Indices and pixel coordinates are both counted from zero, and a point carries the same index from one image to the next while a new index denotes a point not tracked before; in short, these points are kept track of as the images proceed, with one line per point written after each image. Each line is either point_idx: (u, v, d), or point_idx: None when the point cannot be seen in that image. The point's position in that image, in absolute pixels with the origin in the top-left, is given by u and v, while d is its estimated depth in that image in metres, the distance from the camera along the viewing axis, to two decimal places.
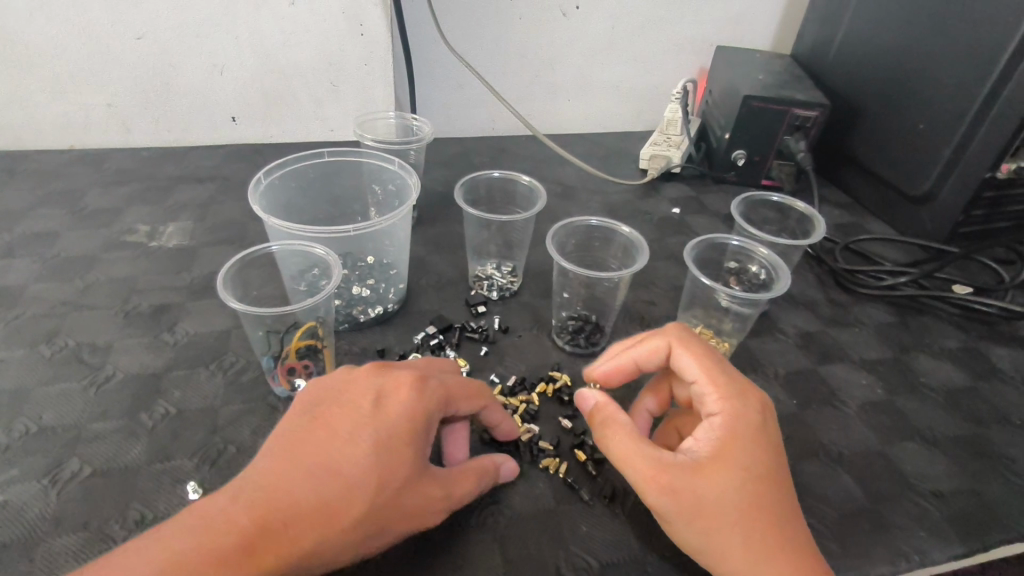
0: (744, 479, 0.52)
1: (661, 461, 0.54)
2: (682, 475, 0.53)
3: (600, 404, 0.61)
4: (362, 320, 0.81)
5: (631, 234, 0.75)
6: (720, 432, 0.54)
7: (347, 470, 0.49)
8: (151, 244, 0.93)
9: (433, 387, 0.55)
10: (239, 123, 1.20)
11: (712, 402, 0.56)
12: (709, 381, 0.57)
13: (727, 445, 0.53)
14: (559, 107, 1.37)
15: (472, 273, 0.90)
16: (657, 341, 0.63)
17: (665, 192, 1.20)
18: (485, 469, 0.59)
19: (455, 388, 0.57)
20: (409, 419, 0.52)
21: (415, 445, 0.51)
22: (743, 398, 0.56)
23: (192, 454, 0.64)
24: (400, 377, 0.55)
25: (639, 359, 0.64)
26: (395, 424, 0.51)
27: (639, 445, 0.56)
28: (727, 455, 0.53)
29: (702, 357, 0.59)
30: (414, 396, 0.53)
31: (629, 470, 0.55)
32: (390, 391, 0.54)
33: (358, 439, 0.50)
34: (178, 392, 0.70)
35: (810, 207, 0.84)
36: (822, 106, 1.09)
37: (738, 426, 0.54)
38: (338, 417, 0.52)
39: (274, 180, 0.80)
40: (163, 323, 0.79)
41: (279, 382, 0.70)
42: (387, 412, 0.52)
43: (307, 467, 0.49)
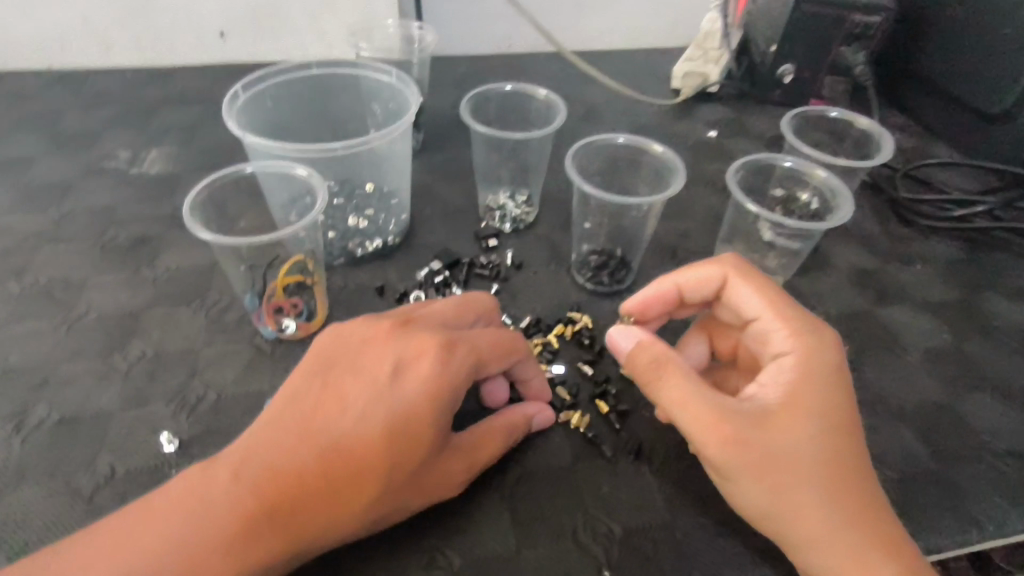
0: (822, 428, 0.45)
1: (722, 410, 0.46)
2: (749, 424, 0.45)
3: (643, 344, 0.51)
4: (359, 255, 0.73)
5: (664, 153, 0.64)
6: (791, 376, 0.47)
7: (360, 450, 0.43)
8: (131, 171, 0.85)
9: (459, 355, 0.47)
10: (228, 39, 1.08)
11: (782, 341, 0.49)
12: (777, 317, 0.50)
13: (803, 389, 0.47)
14: (583, 20, 1.23)
15: (483, 203, 0.81)
16: (710, 270, 0.55)
17: (702, 113, 1.08)
18: (516, 430, 0.53)
19: (486, 350, 0.49)
20: (430, 396, 0.45)
21: (437, 422, 0.45)
22: (815, 335, 0.49)
23: (169, 400, 0.57)
24: (423, 343, 0.47)
25: (684, 287, 0.56)
26: (412, 399, 0.44)
27: (694, 390, 0.47)
28: (800, 401, 0.46)
29: (764, 288, 0.52)
30: (437, 369, 0.46)
31: (680, 420, 0.47)
32: (410, 360, 0.46)
33: (373, 415, 0.44)
34: (155, 332, 0.63)
35: (875, 123, 0.72)
36: (888, 9, 0.93)
37: (813, 368, 0.48)
38: (349, 387, 0.46)
39: (253, 95, 0.70)
40: (141, 256, 0.72)
41: (265, 322, 0.63)
42: (405, 387, 0.45)
43: (318, 445, 0.43)
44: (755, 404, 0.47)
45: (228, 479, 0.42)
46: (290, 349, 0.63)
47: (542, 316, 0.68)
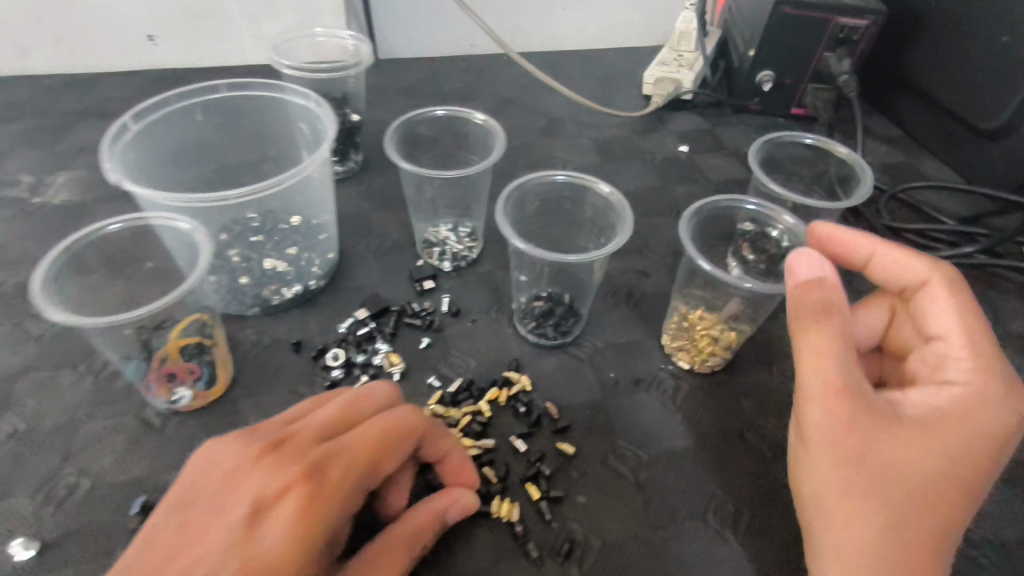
0: (950, 458, 0.39)
1: (846, 394, 0.40)
2: (863, 417, 0.39)
3: (822, 283, 0.44)
4: (275, 302, 0.65)
5: (610, 195, 0.56)
6: (964, 400, 0.40)
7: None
8: (34, 200, 0.76)
9: (332, 477, 0.38)
10: (157, 44, 0.99)
11: (955, 368, 0.41)
12: (979, 341, 0.42)
13: (950, 420, 0.40)
14: (549, 18, 1.14)
15: (421, 237, 0.73)
16: (922, 264, 0.46)
17: (674, 124, 0.99)
18: (420, 535, 0.44)
19: (371, 455, 0.41)
20: (287, 553, 0.35)
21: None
22: (1004, 372, 0.41)
23: (35, 490, 0.50)
24: (288, 475, 0.38)
25: (884, 261, 0.48)
26: (273, 548, 0.35)
27: (835, 382, 0.40)
28: (946, 430, 0.39)
29: (970, 307, 0.43)
30: (302, 509, 0.36)
31: (807, 402, 0.41)
32: (270, 499, 0.37)
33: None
34: (32, 402, 0.56)
35: (852, 151, 0.64)
36: (878, 13, 0.86)
37: (979, 407, 0.39)
38: (202, 526, 0.36)
39: (148, 125, 0.61)
40: (30, 307, 0.64)
41: (156, 392, 0.55)
42: (260, 536, 0.35)
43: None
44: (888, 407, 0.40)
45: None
46: (184, 423, 0.55)
47: (476, 374, 0.61)
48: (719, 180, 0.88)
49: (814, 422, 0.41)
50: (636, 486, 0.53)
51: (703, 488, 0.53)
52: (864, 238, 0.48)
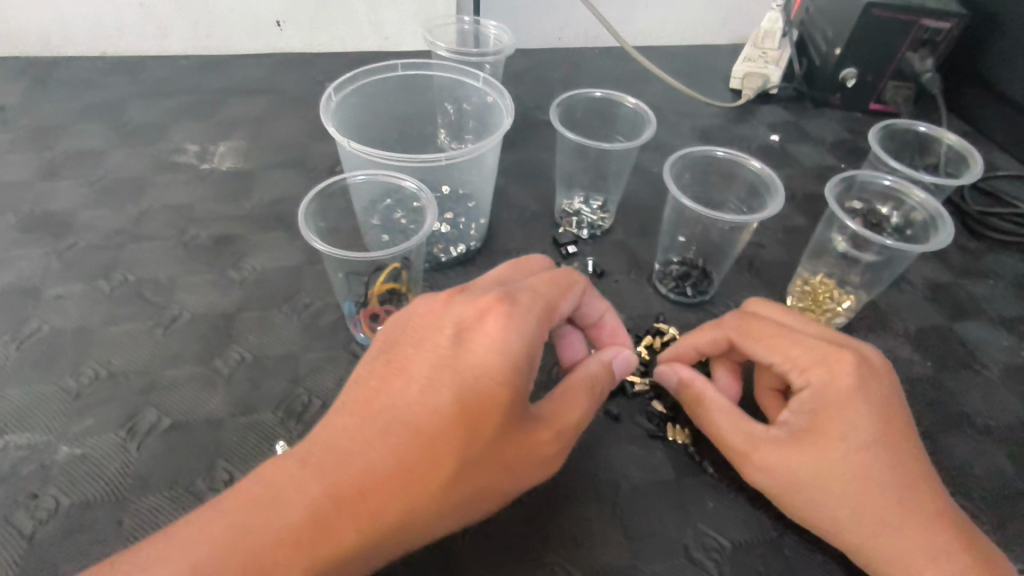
0: (849, 448, 0.45)
1: (755, 444, 0.49)
2: (768, 450, 0.48)
3: (685, 381, 0.56)
4: (443, 260, 0.74)
5: (762, 170, 0.64)
6: (824, 389, 0.47)
7: (433, 427, 0.40)
8: (203, 167, 0.84)
9: (524, 303, 0.45)
10: (284, 29, 1.07)
11: (795, 376, 0.49)
12: (781, 357, 0.50)
13: (822, 414, 0.47)
14: (636, 15, 1.22)
15: (558, 208, 0.81)
16: (717, 332, 0.56)
17: (762, 116, 1.08)
18: (597, 381, 0.49)
19: (548, 293, 0.48)
20: (499, 353, 0.42)
21: (515, 387, 0.42)
22: (833, 361, 0.48)
23: (276, 407, 0.58)
24: (482, 301, 0.45)
25: (700, 347, 0.57)
26: (475, 365, 0.42)
27: (733, 424, 0.51)
28: (824, 424, 0.46)
29: (780, 332, 0.52)
30: (503, 324, 0.43)
31: (736, 459, 0.51)
32: (472, 321, 0.44)
33: (441, 383, 0.41)
34: (252, 336, 0.64)
35: (963, 143, 0.74)
36: (961, 16, 0.93)
37: (836, 392, 0.47)
38: (414, 361, 0.43)
39: (345, 98, 0.71)
40: (227, 258, 0.72)
41: (361, 329, 0.63)
42: (471, 349, 0.42)
43: (385, 424, 0.41)
44: (782, 433, 0.49)
45: (300, 466, 0.39)
46: None
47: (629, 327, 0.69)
48: (813, 167, 0.96)
49: (755, 476, 0.50)
50: None
51: None
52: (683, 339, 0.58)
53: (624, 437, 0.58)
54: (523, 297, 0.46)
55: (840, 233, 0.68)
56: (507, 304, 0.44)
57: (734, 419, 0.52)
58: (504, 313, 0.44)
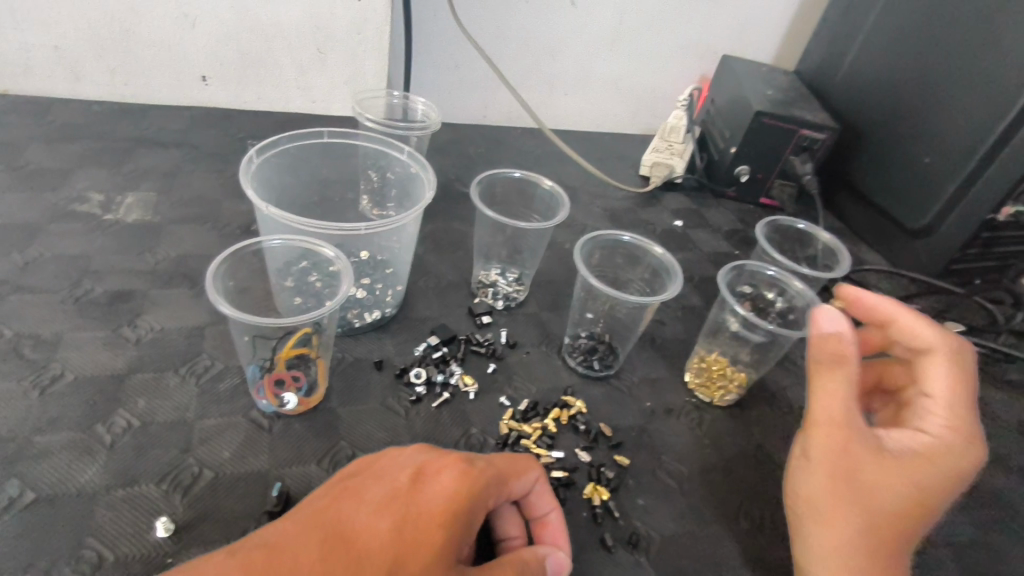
0: (904, 493, 0.46)
1: (840, 428, 0.48)
2: (854, 442, 0.48)
3: (840, 334, 0.50)
4: (356, 326, 0.73)
5: (663, 256, 0.70)
6: (932, 449, 0.48)
7: (369, 546, 0.41)
8: (106, 217, 0.80)
9: (480, 467, 0.46)
10: (209, 84, 1.07)
11: (934, 422, 0.49)
12: (950, 403, 0.49)
13: (923, 460, 0.47)
14: (557, 101, 1.32)
15: (475, 278, 0.84)
16: (934, 333, 0.53)
17: (666, 202, 1.17)
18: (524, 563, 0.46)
19: (504, 466, 0.49)
20: (450, 500, 0.43)
21: (452, 533, 0.42)
22: (973, 446, 0.48)
23: (162, 479, 0.54)
24: (446, 457, 0.47)
25: (905, 323, 0.55)
26: (429, 504, 0.43)
27: (846, 399, 0.49)
28: (912, 466, 0.47)
29: (956, 383, 0.50)
30: (456, 481, 0.45)
31: (815, 424, 0.49)
32: (431, 470, 0.45)
33: (382, 511, 0.42)
34: (143, 401, 0.60)
35: (835, 239, 0.84)
36: (833, 130, 1.07)
37: (948, 459, 0.47)
38: (370, 487, 0.44)
39: (267, 160, 0.71)
40: (123, 314, 0.68)
41: (264, 396, 0.61)
42: (425, 491, 0.44)
43: (322, 533, 0.41)
44: (875, 442, 0.48)
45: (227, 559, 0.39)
46: (291, 425, 0.61)
47: (539, 398, 0.71)
48: (710, 251, 1.04)
49: (815, 445, 0.49)
50: (680, 493, 0.64)
51: (734, 500, 0.64)
52: (895, 305, 0.57)
53: None
54: (482, 460, 0.47)
55: (733, 315, 0.72)
56: (464, 464, 0.46)
57: (845, 405, 0.48)
58: (461, 471, 0.45)
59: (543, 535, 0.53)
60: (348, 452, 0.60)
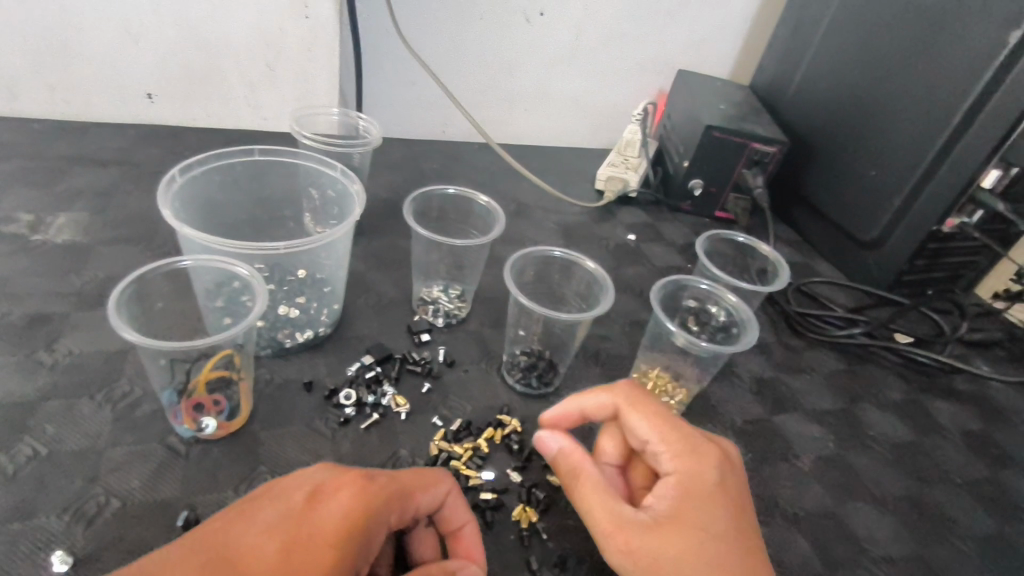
0: (707, 545, 0.47)
1: (618, 524, 0.50)
2: (630, 530, 0.49)
3: (565, 449, 0.56)
4: (286, 346, 0.71)
5: (596, 270, 0.70)
6: (679, 486, 0.51)
7: (256, 573, 0.39)
8: (33, 238, 0.78)
9: (381, 484, 0.45)
10: (155, 102, 1.06)
11: (664, 462, 0.53)
12: (660, 439, 0.53)
13: (681, 504, 0.50)
14: (515, 117, 1.32)
15: (416, 295, 0.82)
16: (607, 396, 0.57)
17: (621, 216, 1.17)
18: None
19: (410, 481, 0.48)
20: (344, 522, 0.42)
21: (347, 552, 0.41)
22: (705, 465, 0.52)
23: (63, 510, 0.52)
24: (345, 475, 0.45)
25: (586, 408, 0.58)
26: (322, 526, 0.42)
27: (597, 490, 0.53)
28: (676, 517, 0.49)
29: (659, 413, 0.55)
30: (353, 500, 0.43)
31: (602, 535, 0.51)
32: (329, 488, 0.44)
33: (273, 532, 0.41)
34: (51, 429, 0.58)
35: (776, 251, 0.84)
36: (782, 143, 1.08)
37: (693, 482, 0.50)
38: (262, 509, 0.43)
39: (193, 178, 0.69)
40: (40, 338, 0.66)
41: (182, 421, 0.60)
42: (319, 512, 0.42)
43: (207, 558, 0.40)
44: (643, 516, 0.50)
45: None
46: (208, 450, 0.59)
47: (474, 417, 0.69)
48: (662, 265, 1.04)
49: (617, 558, 0.50)
50: None
51: None
52: (569, 402, 0.59)
53: None
54: (384, 475, 0.46)
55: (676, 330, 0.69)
56: (364, 482, 0.45)
57: (602, 500, 0.52)
58: (359, 489, 0.44)
59: (457, 548, 0.52)
60: (266, 478, 0.58)
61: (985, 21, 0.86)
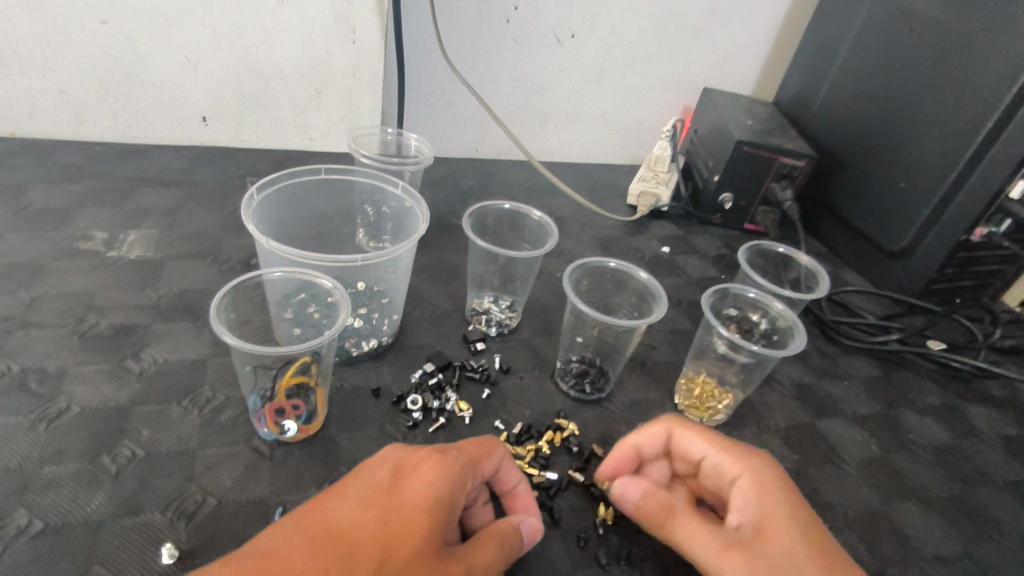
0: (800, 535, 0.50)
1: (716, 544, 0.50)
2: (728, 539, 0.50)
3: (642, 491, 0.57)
4: (354, 354, 0.75)
5: (647, 281, 0.73)
6: (755, 489, 0.53)
7: (359, 538, 0.42)
8: (109, 254, 0.83)
9: (452, 456, 0.49)
10: (210, 125, 1.11)
11: (731, 467, 0.56)
12: (718, 448, 0.57)
13: (763, 504, 0.52)
14: (546, 135, 1.37)
15: (469, 306, 0.86)
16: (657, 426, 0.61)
17: (654, 229, 1.21)
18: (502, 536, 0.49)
19: (472, 450, 0.51)
20: (428, 489, 0.46)
21: (437, 515, 0.45)
22: (763, 463, 0.55)
23: (165, 507, 0.56)
24: (419, 453, 0.49)
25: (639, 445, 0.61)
26: (410, 497, 0.45)
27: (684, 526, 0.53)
28: (767, 518, 0.51)
29: (703, 429, 0.59)
30: (433, 470, 0.47)
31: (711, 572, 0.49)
32: (409, 466, 0.48)
33: (366, 504, 0.45)
34: (146, 432, 0.62)
35: (814, 262, 0.87)
36: (811, 157, 1.11)
37: (762, 479, 0.54)
38: (350, 486, 0.46)
39: (267, 197, 0.74)
40: (127, 348, 0.70)
41: (265, 425, 0.63)
42: (404, 486, 0.46)
43: (311, 531, 0.43)
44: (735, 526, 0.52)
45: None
46: (291, 453, 0.63)
47: (532, 422, 0.73)
48: (697, 276, 1.08)
49: None
50: None
51: None
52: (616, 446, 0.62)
53: None
54: (452, 450, 0.50)
55: (720, 337, 0.75)
56: (436, 456, 0.49)
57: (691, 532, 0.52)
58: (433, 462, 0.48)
59: (515, 507, 0.56)
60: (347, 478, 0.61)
61: (1009, 42, 0.90)
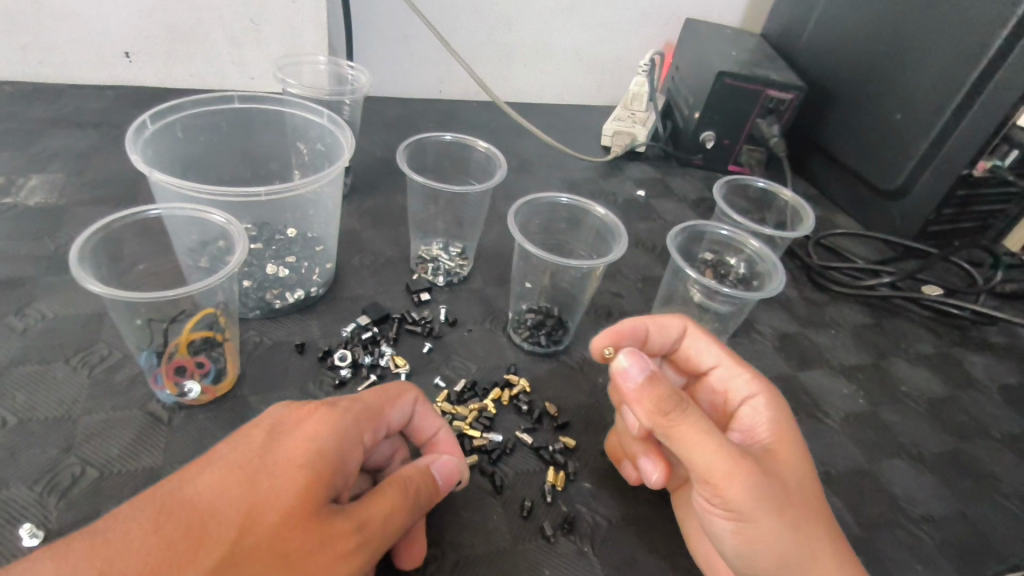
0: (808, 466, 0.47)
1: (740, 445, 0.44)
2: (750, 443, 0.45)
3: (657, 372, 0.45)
4: (276, 307, 0.66)
5: (606, 217, 0.65)
6: (771, 412, 0.50)
7: (219, 506, 0.36)
8: (5, 201, 0.74)
9: (343, 406, 0.42)
10: (134, 62, 1.00)
11: (745, 384, 0.53)
12: (733, 361, 0.55)
13: (777, 426, 0.49)
14: (515, 74, 1.25)
15: (415, 254, 0.77)
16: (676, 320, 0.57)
17: (629, 172, 1.11)
18: (407, 482, 0.42)
19: (373, 401, 0.45)
20: (309, 442, 0.39)
21: (318, 470, 0.38)
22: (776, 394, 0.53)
23: (34, 481, 0.48)
24: (305, 407, 0.42)
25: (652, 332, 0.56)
26: (285, 453, 0.38)
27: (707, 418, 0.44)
28: (783, 441, 0.48)
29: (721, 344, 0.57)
30: (318, 422, 0.40)
31: (729, 473, 0.42)
32: (290, 421, 0.41)
33: (232, 466, 0.37)
34: (22, 396, 0.54)
35: (797, 196, 0.78)
36: (799, 89, 1.01)
37: (778, 404, 0.51)
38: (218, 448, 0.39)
39: (162, 128, 0.64)
40: (11, 303, 0.61)
41: (163, 385, 0.55)
42: (281, 442, 0.39)
43: (162, 502, 0.36)
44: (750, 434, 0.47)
45: (53, 571, 0.33)
46: (192, 416, 0.55)
47: (478, 379, 0.65)
48: (674, 220, 0.99)
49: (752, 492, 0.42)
50: None
51: None
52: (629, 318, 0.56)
53: (462, 496, 0.54)
54: (346, 400, 0.43)
55: (694, 285, 0.66)
56: (324, 408, 0.42)
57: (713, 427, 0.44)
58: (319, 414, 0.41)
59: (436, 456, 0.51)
60: None
61: None
